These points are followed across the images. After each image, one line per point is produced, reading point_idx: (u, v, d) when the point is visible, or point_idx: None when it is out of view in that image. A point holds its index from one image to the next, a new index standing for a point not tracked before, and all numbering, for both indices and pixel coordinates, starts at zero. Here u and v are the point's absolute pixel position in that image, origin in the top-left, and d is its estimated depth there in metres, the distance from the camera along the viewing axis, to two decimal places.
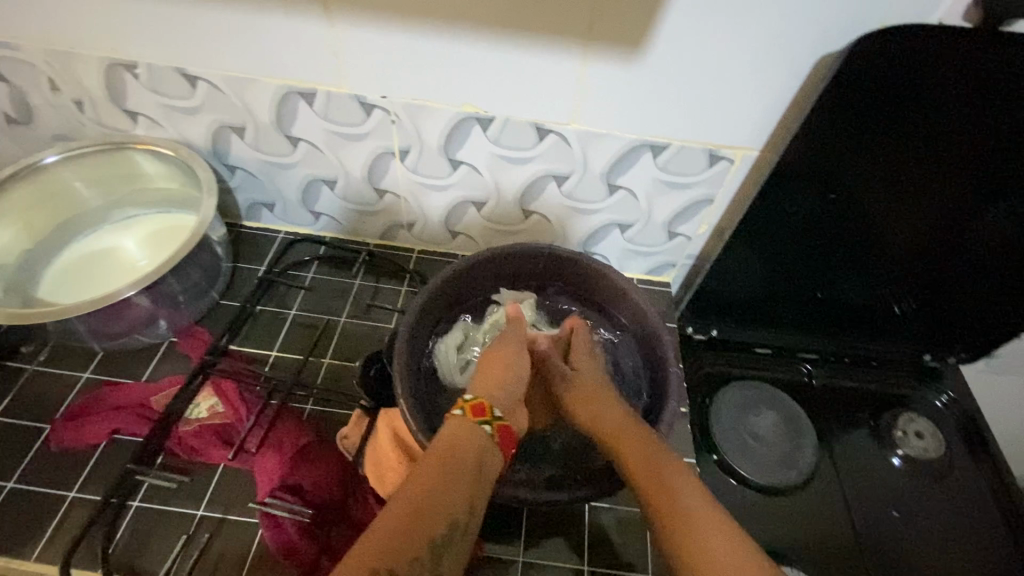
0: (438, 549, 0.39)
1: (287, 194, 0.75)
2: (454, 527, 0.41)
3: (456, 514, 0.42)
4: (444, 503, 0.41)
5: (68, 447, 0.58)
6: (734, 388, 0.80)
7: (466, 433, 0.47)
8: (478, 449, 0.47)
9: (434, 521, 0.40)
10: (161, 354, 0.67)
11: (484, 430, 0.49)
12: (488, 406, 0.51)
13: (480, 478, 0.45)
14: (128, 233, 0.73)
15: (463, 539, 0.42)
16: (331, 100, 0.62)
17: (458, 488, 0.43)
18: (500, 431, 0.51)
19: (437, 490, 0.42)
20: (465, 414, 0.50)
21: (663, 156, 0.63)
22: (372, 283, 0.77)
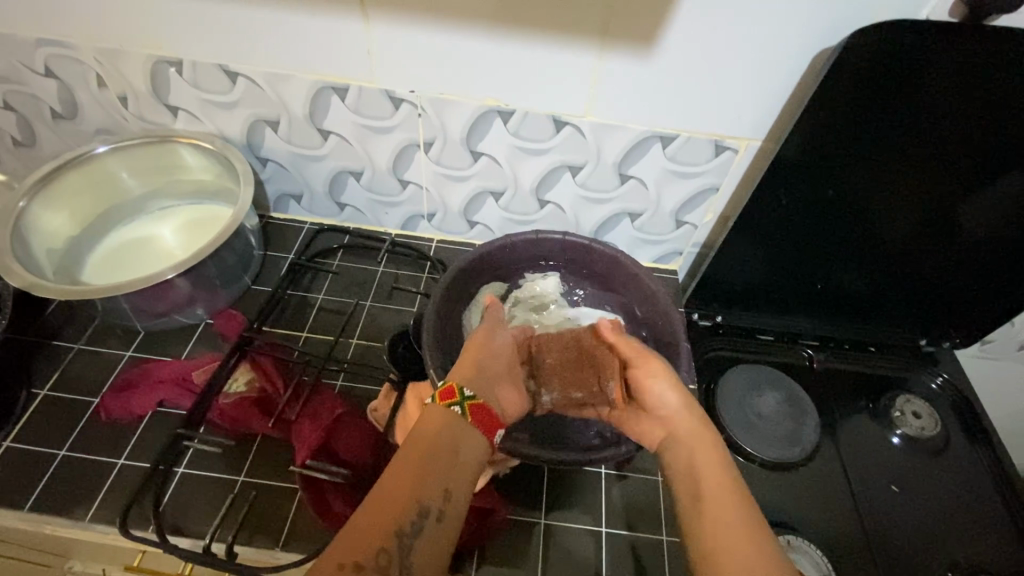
0: (407, 539, 0.42)
1: (315, 185, 0.79)
2: (425, 514, 0.44)
3: (428, 502, 0.45)
4: (415, 495, 0.44)
5: (116, 418, 0.62)
6: (738, 370, 0.83)
7: (438, 425, 0.49)
8: (453, 435, 0.49)
9: (403, 512, 0.43)
10: (198, 335, 0.71)
11: (456, 415, 0.50)
12: (459, 388, 0.52)
13: (455, 465, 0.48)
14: (164, 222, 0.77)
15: (441, 525, 0.44)
16: (362, 95, 0.66)
17: (430, 477, 0.46)
18: (475, 410, 0.51)
19: (408, 483, 0.45)
20: (435, 400, 0.51)
21: (672, 147, 0.67)
22: (393, 270, 0.81)
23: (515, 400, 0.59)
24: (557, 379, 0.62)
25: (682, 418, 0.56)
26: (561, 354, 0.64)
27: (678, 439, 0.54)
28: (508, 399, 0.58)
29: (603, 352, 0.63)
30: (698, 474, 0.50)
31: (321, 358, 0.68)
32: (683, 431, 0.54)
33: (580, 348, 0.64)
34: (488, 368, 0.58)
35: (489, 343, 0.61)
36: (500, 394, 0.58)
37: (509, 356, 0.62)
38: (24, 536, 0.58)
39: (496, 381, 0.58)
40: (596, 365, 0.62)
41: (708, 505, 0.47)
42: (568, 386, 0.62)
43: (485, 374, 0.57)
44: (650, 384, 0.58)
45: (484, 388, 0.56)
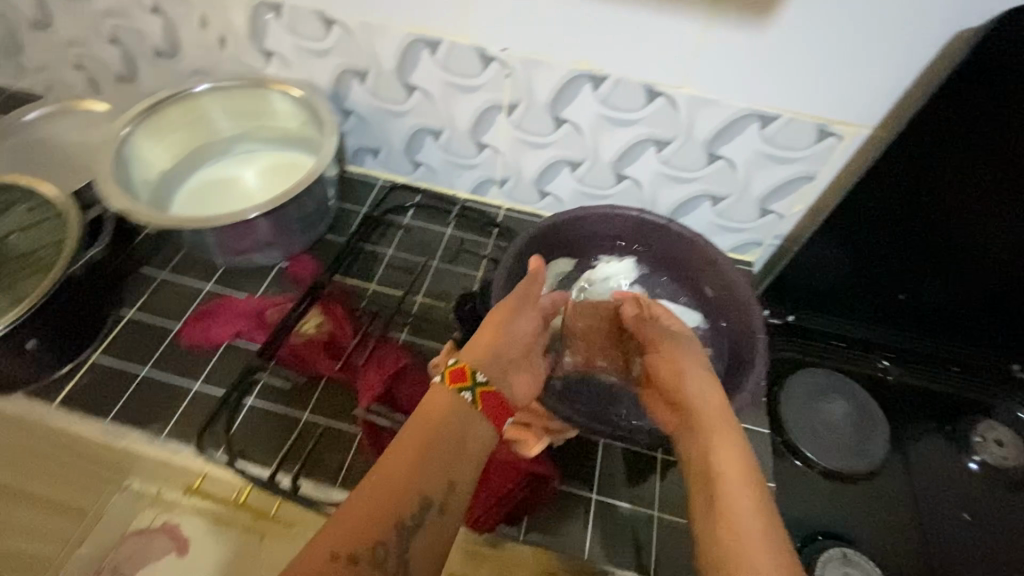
0: (406, 531, 0.41)
1: (393, 141, 0.79)
2: (427, 506, 0.43)
3: (430, 493, 0.43)
4: (415, 484, 0.43)
5: (195, 345, 0.65)
6: (806, 373, 0.80)
7: (446, 409, 0.47)
8: (460, 421, 0.48)
9: (402, 502, 0.42)
10: (272, 276, 0.73)
11: (465, 399, 0.48)
12: (471, 371, 0.50)
13: (459, 453, 0.47)
14: (248, 165, 0.79)
15: (443, 515, 0.43)
16: (453, 50, 0.66)
17: (433, 465, 0.45)
18: (485, 397, 0.49)
19: (409, 472, 0.44)
20: (443, 381, 0.49)
21: (770, 128, 0.63)
22: (461, 234, 0.80)
23: (528, 385, 0.57)
24: (585, 343, 0.64)
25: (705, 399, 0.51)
26: (595, 326, 0.64)
27: (697, 417, 0.49)
28: (521, 384, 0.56)
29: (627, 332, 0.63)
30: (710, 459, 0.46)
31: (389, 311, 0.70)
32: (705, 410, 0.50)
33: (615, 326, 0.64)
34: (501, 355, 0.54)
35: (509, 328, 0.56)
36: (509, 383, 0.54)
37: (528, 335, 0.58)
38: (107, 445, 0.62)
39: (510, 366, 0.55)
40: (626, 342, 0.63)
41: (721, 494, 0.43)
42: (592, 353, 0.64)
43: (500, 359, 0.54)
44: (673, 364, 0.55)
45: (495, 378, 0.52)
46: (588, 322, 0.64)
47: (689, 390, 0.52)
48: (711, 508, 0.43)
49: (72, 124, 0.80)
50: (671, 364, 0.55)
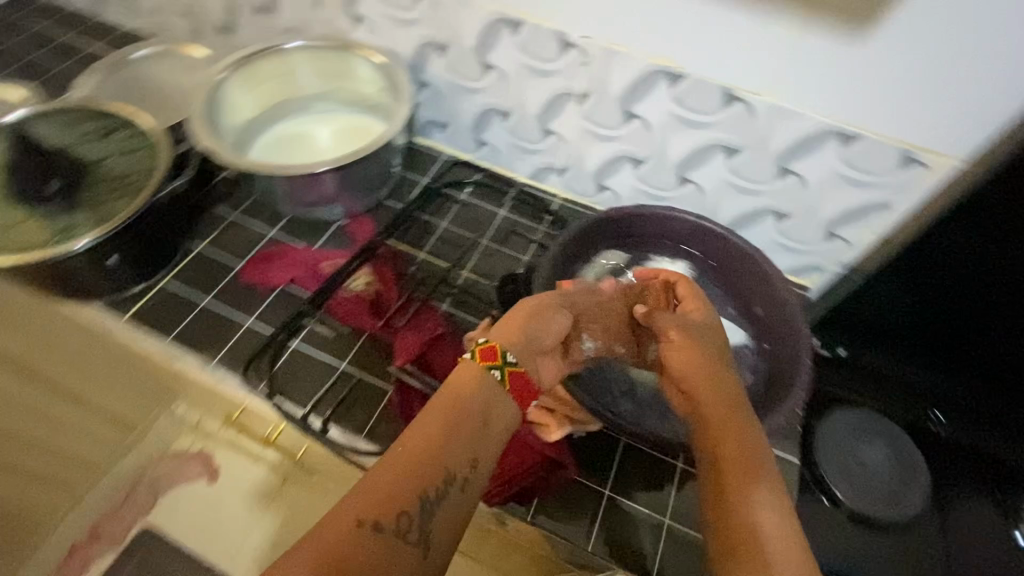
0: (428, 505, 0.37)
1: (461, 118, 0.81)
2: (453, 483, 0.38)
3: (456, 469, 0.39)
4: (444, 457, 0.38)
5: (253, 284, 0.70)
6: (849, 411, 0.75)
7: (474, 386, 0.41)
8: (490, 401, 0.41)
9: (426, 475, 0.38)
10: (331, 232, 0.77)
11: (492, 377, 0.42)
12: (501, 350, 0.43)
13: (488, 433, 0.41)
14: (323, 125, 0.83)
15: (465, 495, 0.39)
16: (533, 32, 0.66)
17: (461, 439, 0.39)
18: (515, 378, 0.43)
19: (439, 441, 0.38)
20: (473, 358, 0.42)
21: (851, 149, 0.61)
22: (514, 217, 0.81)
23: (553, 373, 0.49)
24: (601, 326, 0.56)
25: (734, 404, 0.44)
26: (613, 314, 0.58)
27: (720, 420, 0.43)
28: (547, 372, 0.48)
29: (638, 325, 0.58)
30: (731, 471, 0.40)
31: (434, 281, 0.72)
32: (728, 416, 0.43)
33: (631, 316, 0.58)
34: (530, 342, 0.47)
35: (539, 317, 0.49)
36: (537, 369, 0.47)
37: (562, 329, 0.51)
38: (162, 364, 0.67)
39: (538, 355, 0.48)
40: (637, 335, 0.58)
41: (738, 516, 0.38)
42: (610, 338, 0.57)
43: (530, 346, 0.47)
44: (684, 345, 0.49)
45: (524, 360, 0.45)
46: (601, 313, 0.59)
47: (707, 390, 0.45)
48: (724, 527, 0.38)
49: (172, 68, 0.86)
50: (688, 355, 0.48)
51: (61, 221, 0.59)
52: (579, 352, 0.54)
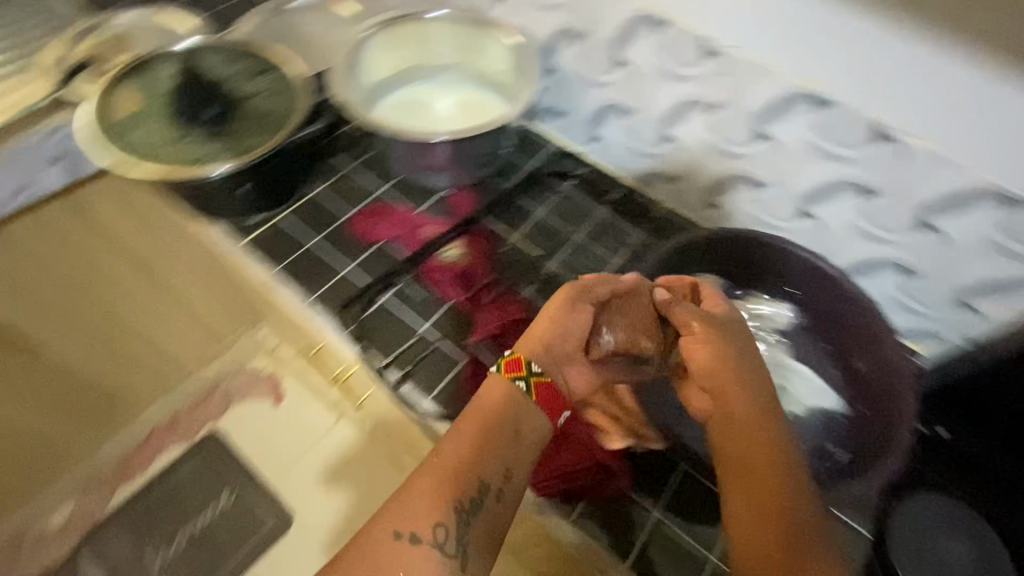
0: (462, 515, 0.43)
1: (578, 110, 0.80)
2: (487, 494, 0.43)
3: (489, 479, 0.44)
4: (475, 470, 0.44)
5: (356, 236, 0.73)
6: (931, 500, 0.61)
7: (501, 396, 0.46)
8: (515, 409, 0.46)
9: (462, 485, 0.43)
10: (434, 199, 0.78)
11: (518, 387, 0.47)
12: (526, 361, 0.48)
13: (518, 444, 0.46)
14: (444, 96, 0.84)
15: (498, 508, 0.44)
16: (673, 34, 0.64)
17: (492, 455, 0.44)
18: (541, 388, 0.48)
19: (471, 459, 0.44)
20: (499, 372, 0.47)
21: (1015, 216, 0.53)
22: (613, 216, 0.79)
23: (585, 376, 0.53)
24: (622, 316, 0.54)
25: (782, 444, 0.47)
26: (634, 302, 0.55)
27: (769, 468, 0.45)
28: (575, 377, 0.53)
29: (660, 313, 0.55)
30: (766, 516, 0.44)
31: (524, 266, 0.72)
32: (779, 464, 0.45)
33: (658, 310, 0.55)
34: (550, 347, 0.50)
35: (549, 329, 0.51)
36: (563, 376, 0.51)
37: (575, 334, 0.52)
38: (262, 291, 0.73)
39: (563, 362, 0.51)
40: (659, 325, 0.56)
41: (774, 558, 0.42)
42: (636, 332, 0.53)
43: (552, 353, 0.51)
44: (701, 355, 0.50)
45: (552, 369, 0.50)
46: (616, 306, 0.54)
47: (735, 407, 0.47)
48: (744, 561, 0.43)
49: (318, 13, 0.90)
50: (706, 354, 0.49)
51: (206, 146, 0.65)
52: (602, 346, 0.53)
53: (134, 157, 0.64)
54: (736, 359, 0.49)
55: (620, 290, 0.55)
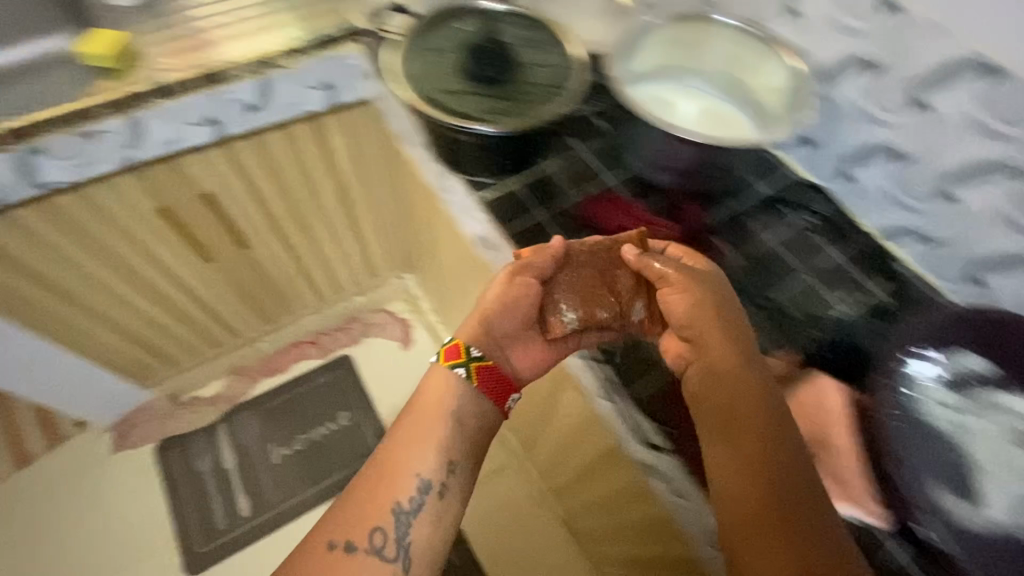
0: (401, 516, 0.60)
1: (838, 144, 0.75)
2: (429, 488, 0.62)
3: (426, 471, 0.62)
4: (415, 468, 0.62)
5: (583, 221, 0.74)
6: None
7: (447, 382, 0.65)
8: (461, 391, 0.65)
9: (402, 484, 0.61)
10: (660, 198, 0.75)
11: (459, 373, 0.65)
12: (464, 350, 0.66)
13: (450, 443, 0.64)
14: (687, 98, 0.82)
15: (441, 503, 0.62)
16: (1005, 85, 0.58)
17: (427, 457, 0.62)
18: (479, 371, 0.66)
19: (403, 459, 0.62)
20: (440, 361, 0.66)
21: None
22: (849, 262, 0.72)
23: (539, 349, 0.71)
24: (576, 296, 0.70)
25: (716, 321, 0.62)
26: (590, 263, 0.70)
27: (725, 379, 0.60)
28: (526, 351, 0.71)
29: (619, 267, 0.69)
30: (748, 427, 0.57)
31: (751, 292, 0.70)
32: (740, 383, 0.59)
33: (607, 258, 0.69)
34: (489, 335, 0.68)
35: (485, 321, 0.68)
36: (506, 358, 0.69)
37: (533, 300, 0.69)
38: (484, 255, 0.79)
39: (508, 342, 0.70)
40: (614, 281, 0.69)
41: (761, 453, 0.56)
42: (587, 306, 0.68)
43: (490, 336, 0.68)
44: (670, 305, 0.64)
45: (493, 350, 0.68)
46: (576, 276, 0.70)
47: (693, 325, 0.63)
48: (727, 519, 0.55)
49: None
50: (682, 296, 0.64)
51: (489, 102, 0.67)
52: (563, 321, 0.69)
53: (428, 105, 0.66)
54: (669, 275, 0.64)
55: (545, 258, 0.69)
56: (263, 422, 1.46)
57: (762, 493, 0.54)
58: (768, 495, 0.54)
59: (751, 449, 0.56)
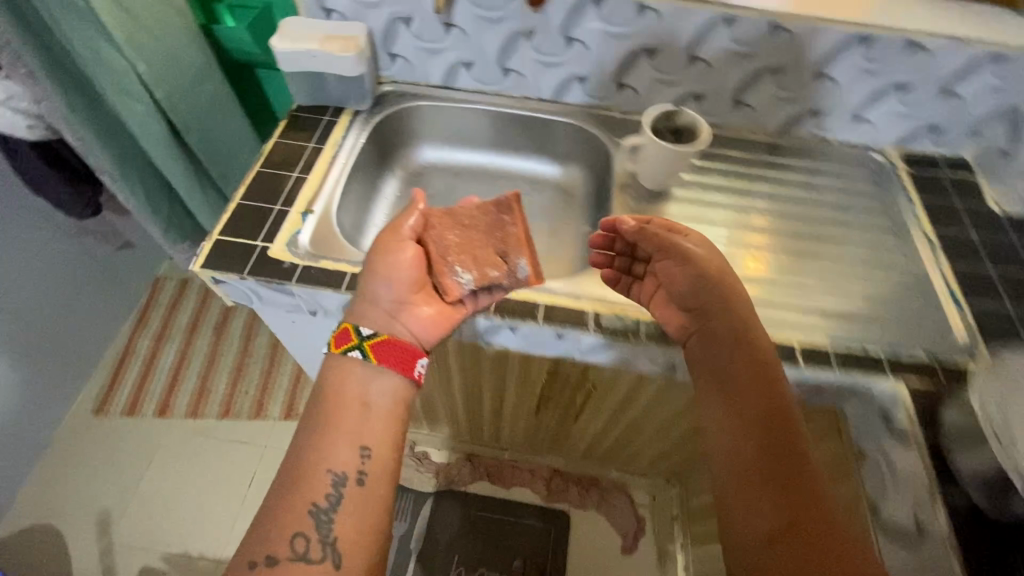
0: (324, 513, 0.60)
1: None
2: (347, 476, 0.61)
3: (344, 464, 0.62)
4: (330, 464, 0.61)
5: None
6: None
7: (349, 369, 0.65)
8: (361, 372, 0.65)
9: (317, 478, 0.61)
10: None
11: (358, 355, 0.65)
12: (352, 333, 0.66)
13: (374, 423, 0.64)
14: None
15: (363, 487, 0.62)
16: None
17: (355, 435, 0.63)
18: (375, 347, 0.66)
19: (317, 452, 0.62)
20: (332, 346, 0.66)
21: None
22: None
23: (435, 308, 0.70)
24: (472, 258, 0.69)
25: (717, 283, 0.64)
26: (473, 225, 0.72)
27: (711, 323, 0.64)
28: (428, 310, 0.70)
29: (503, 228, 0.71)
30: (747, 388, 0.59)
31: None
32: (716, 292, 0.64)
33: (498, 221, 0.72)
34: (379, 304, 0.68)
35: (373, 292, 0.68)
36: (405, 321, 0.68)
37: (414, 261, 0.69)
38: None
39: (396, 309, 0.68)
40: (500, 241, 0.71)
41: (761, 423, 0.57)
42: (482, 265, 0.69)
43: (381, 307, 0.68)
44: (679, 250, 0.66)
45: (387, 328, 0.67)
46: (455, 238, 0.70)
47: (697, 295, 0.65)
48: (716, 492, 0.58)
49: None
50: (682, 267, 0.66)
51: None
52: (460, 283, 0.68)
53: None
54: (665, 245, 0.67)
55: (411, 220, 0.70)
56: (462, 525, 1.43)
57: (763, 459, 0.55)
58: (779, 474, 0.54)
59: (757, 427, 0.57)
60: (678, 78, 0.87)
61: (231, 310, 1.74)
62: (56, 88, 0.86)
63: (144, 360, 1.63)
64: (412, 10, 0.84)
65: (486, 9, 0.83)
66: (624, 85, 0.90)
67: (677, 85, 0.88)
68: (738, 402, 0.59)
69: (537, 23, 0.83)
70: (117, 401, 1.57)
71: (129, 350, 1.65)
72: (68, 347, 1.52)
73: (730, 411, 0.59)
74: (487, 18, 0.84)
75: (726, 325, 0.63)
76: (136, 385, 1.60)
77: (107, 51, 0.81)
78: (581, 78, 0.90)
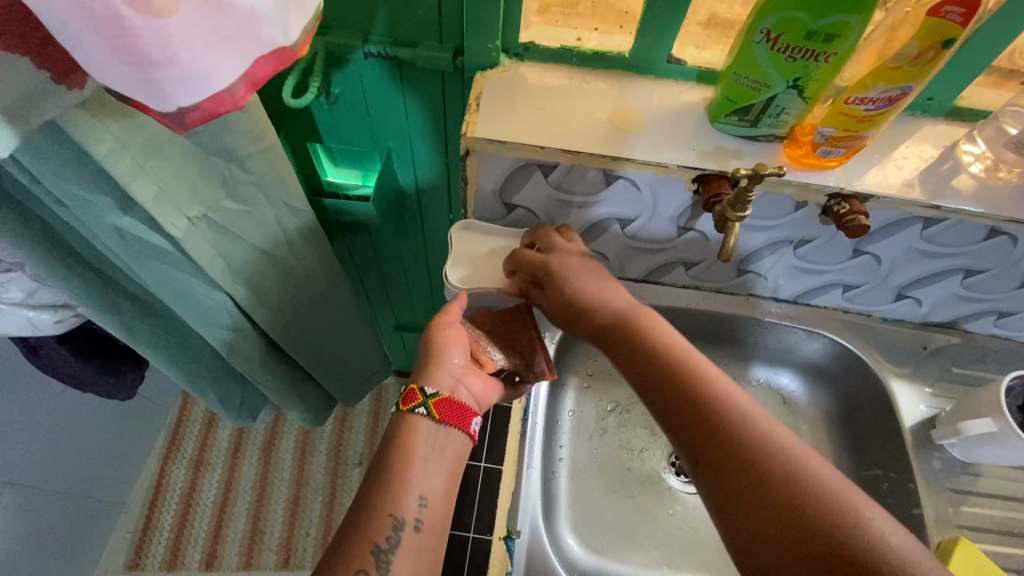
0: (383, 556, 0.45)
1: None
2: (404, 524, 0.46)
3: (404, 514, 0.47)
4: (392, 507, 0.46)
5: None
6: None
7: (414, 429, 0.49)
8: (427, 436, 0.50)
9: (377, 530, 0.46)
10: None
11: (421, 416, 0.50)
12: (420, 389, 0.51)
13: (431, 467, 0.49)
14: None
15: (421, 535, 0.47)
16: None
17: (412, 480, 0.48)
18: (440, 405, 0.51)
19: (376, 497, 0.47)
20: (400, 407, 0.51)
21: None
22: None
23: (486, 383, 0.56)
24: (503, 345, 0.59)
25: (608, 301, 0.54)
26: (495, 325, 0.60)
27: (624, 347, 0.52)
28: (479, 386, 0.55)
29: (526, 326, 0.60)
30: (678, 397, 0.47)
31: None
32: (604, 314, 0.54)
33: (520, 321, 0.60)
34: (447, 362, 0.53)
35: (440, 347, 0.54)
36: (470, 386, 0.54)
37: (462, 343, 0.56)
38: None
39: (458, 374, 0.54)
40: (519, 338, 0.59)
41: (716, 431, 0.45)
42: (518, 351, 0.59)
43: (448, 368, 0.54)
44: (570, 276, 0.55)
45: (446, 386, 0.53)
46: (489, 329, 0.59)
47: (591, 320, 0.54)
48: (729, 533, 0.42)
49: None
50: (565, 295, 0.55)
51: None
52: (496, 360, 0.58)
53: None
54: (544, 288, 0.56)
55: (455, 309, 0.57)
56: None
57: (739, 501, 0.42)
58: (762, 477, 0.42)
59: (695, 445, 0.45)
60: (990, 297, 0.63)
61: (278, 427, 1.46)
62: (115, 321, 0.60)
63: (182, 496, 1.37)
64: (638, 212, 0.59)
65: (754, 216, 0.57)
66: (905, 296, 0.66)
67: (981, 302, 0.65)
68: (690, 418, 0.46)
69: (818, 233, 0.58)
70: (154, 553, 1.31)
71: (163, 485, 1.38)
72: (90, 497, 1.23)
73: (689, 429, 0.46)
74: (751, 224, 0.58)
75: (631, 349, 0.52)
76: (175, 528, 1.34)
77: (197, 289, 0.55)
78: (848, 286, 0.66)
